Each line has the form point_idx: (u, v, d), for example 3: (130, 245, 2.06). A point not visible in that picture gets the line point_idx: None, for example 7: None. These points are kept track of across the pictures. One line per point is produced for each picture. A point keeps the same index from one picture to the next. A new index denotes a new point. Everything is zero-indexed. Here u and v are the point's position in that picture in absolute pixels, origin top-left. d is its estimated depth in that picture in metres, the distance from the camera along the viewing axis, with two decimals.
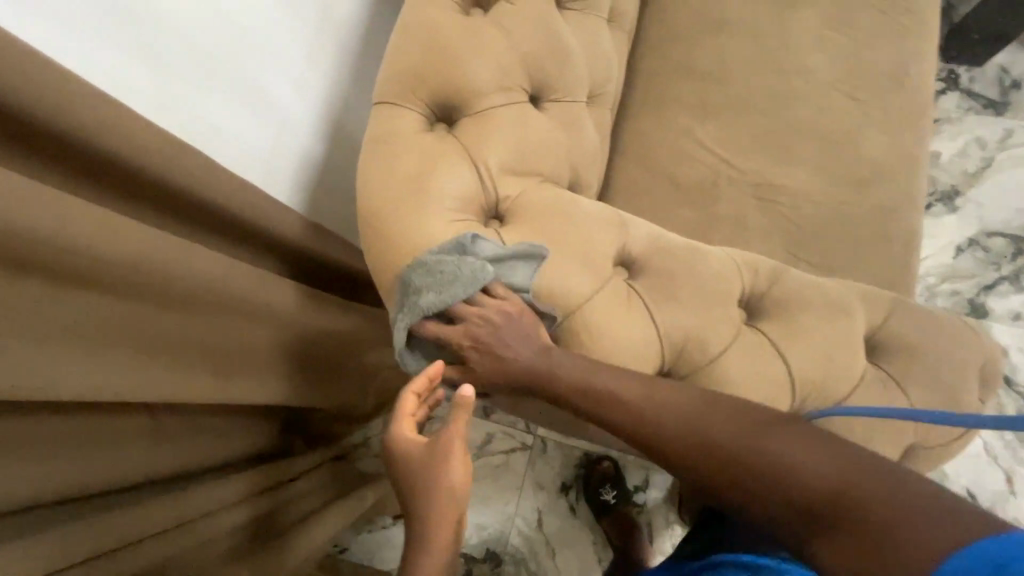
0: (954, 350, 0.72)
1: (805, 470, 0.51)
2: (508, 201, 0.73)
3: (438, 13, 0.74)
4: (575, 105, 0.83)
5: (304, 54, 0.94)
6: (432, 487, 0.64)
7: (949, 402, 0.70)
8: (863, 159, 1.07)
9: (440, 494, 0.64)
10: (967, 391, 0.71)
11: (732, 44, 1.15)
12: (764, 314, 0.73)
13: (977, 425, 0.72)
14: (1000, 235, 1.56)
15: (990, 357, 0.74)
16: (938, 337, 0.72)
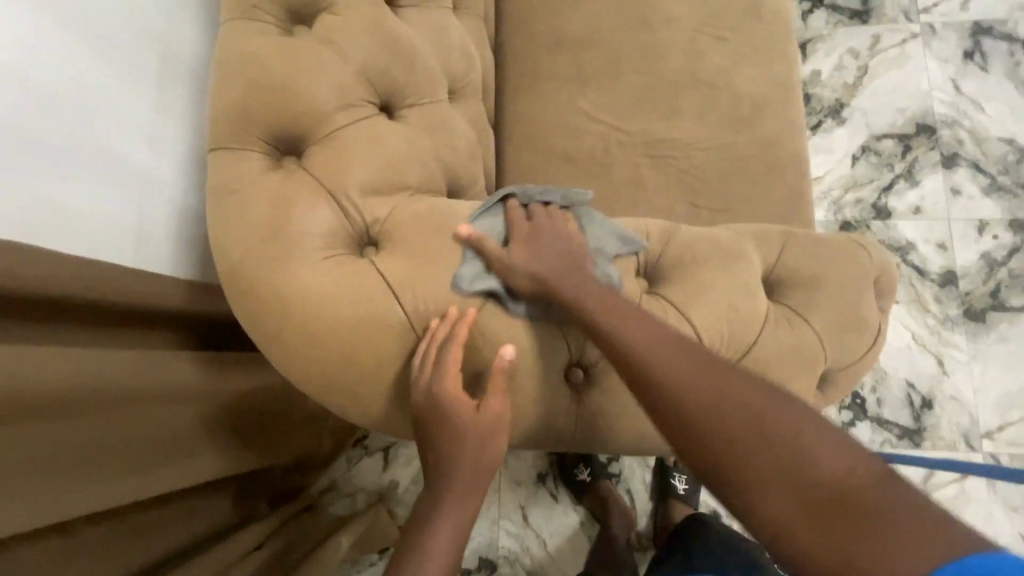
0: (848, 271, 0.73)
1: (771, 437, 0.51)
2: (380, 222, 0.67)
3: (257, 42, 0.68)
4: (435, 105, 0.78)
5: (150, 97, 0.82)
6: (476, 465, 0.65)
7: (852, 323, 0.71)
8: (740, 95, 1.07)
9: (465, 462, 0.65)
10: (867, 307, 0.73)
11: (593, 7, 1.13)
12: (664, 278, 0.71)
13: (883, 336, 0.74)
14: (888, 137, 1.63)
15: (883, 268, 0.76)
16: (830, 262, 0.73)
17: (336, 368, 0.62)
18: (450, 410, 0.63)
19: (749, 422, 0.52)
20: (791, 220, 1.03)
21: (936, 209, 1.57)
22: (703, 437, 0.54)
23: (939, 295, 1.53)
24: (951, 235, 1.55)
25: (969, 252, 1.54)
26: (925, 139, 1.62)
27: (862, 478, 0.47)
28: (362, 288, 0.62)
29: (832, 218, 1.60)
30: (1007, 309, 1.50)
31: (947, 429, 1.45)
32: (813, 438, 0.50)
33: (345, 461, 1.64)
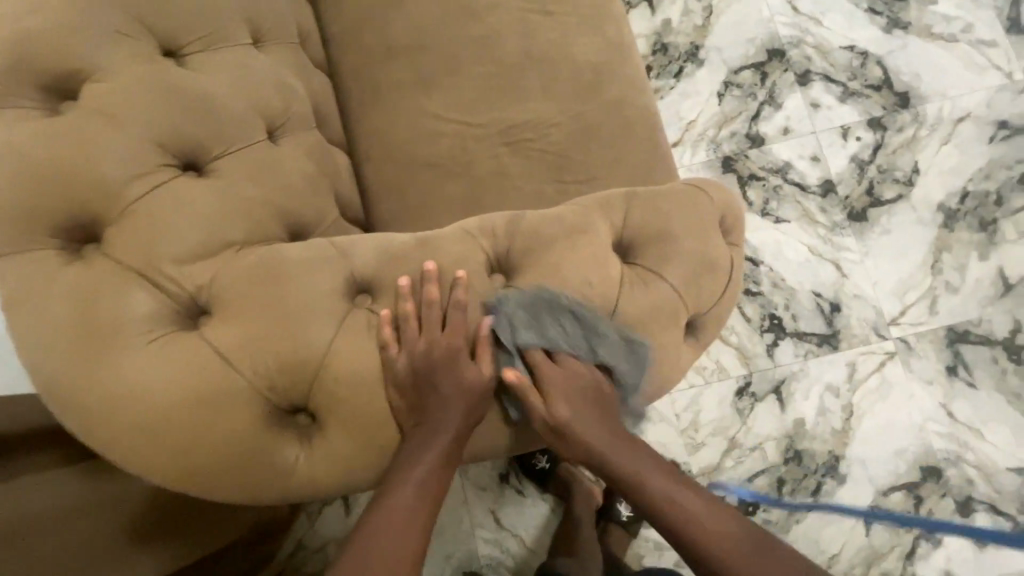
0: (691, 218, 0.75)
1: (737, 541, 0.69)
2: (206, 290, 0.63)
3: (18, 132, 0.63)
4: (249, 149, 0.75)
5: None
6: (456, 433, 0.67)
7: (703, 267, 0.74)
8: (577, 65, 1.08)
9: (443, 431, 0.66)
10: (714, 248, 0.75)
11: (415, 8, 1.10)
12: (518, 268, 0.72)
13: (736, 273, 0.77)
14: (745, 69, 1.69)
15: (723, 207, 0.79)
16: (672, 213, 0.75)
17: (186, 456, 0.59)
18: (417, 391, 0.66)
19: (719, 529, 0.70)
20: (654, 175, 1.05)
21: (802, 126, 1.65)
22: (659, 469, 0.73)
23: (823, 205, 1.61)
24: (820, 147, 1.63)
25: (840, 158, 1.63)
26: (778, 63, 1.69)
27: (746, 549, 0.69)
28: (193, 365, 0.59)
29: (714, 157, 1.65)
30: (884, 203, 1.59)
31: (857, 327, 1.54)
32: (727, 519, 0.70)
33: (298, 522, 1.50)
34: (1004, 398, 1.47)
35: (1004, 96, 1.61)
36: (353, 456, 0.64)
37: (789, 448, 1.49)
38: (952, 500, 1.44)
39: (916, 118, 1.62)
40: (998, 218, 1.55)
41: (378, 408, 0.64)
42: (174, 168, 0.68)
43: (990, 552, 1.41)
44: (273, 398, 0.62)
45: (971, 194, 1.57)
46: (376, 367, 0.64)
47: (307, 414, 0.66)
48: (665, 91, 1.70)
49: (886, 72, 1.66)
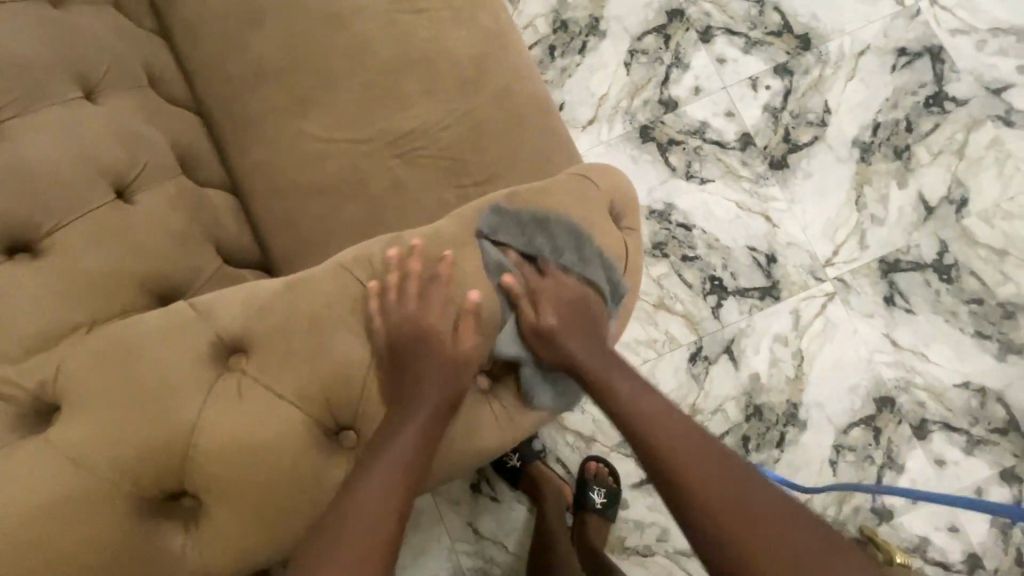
0: (573, 213, 0.80)
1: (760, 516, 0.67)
2: (52, 385, 0.61)
3: None
4: (90, 217, 0.68)
5: None
6: (431, 411, 0.69)
7: (589, 258, 0.80)
8: (457, 61, 1.03)
9: (420, 415, 0.68)
10: (600, 239, 0.81)
11: (276, 27, 1.03)
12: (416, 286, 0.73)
13: (629, 257, 0.82)
14: (648, 34, 1.67)
15: (612, 194, 0.84)
16: (553, 213, 0.80)
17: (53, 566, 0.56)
18: (394, 376, 0.70)
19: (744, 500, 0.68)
20: (556, 163, 1.01)
21: (712, 83, 1.64)
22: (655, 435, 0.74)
23: (744, 158, 1.60)
24: (732, 101, 1.63)
25: (753, 110, 1.62)
26: (679, 23, 1.67)
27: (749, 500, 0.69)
28: (49, 466, 0.57)
29: (631, 128, 1.63)
30: (801, 147, 1.60)
31: (795, 274, 1.55)
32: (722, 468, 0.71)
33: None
34: (942, 319, 1.51)
35: (900, 23, 1.63)
36: (241, 530, 0.63)
37: (748, 404, 1.50)
38: (908, 425, 1.47)
39: (820, 58, 1.63)
40: (911, 144, 1.58)
41: (261, 471, 0.63)
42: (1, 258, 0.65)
43: (950, 468, 1.45)
44: (142, 483, 0.60)
45: (882, 125, 1.59)
46: (253, 428, 0.63)
47: (191, 498, 0.65)
48: (572, 69, 1.66)
49: (785, 17, 1.65)
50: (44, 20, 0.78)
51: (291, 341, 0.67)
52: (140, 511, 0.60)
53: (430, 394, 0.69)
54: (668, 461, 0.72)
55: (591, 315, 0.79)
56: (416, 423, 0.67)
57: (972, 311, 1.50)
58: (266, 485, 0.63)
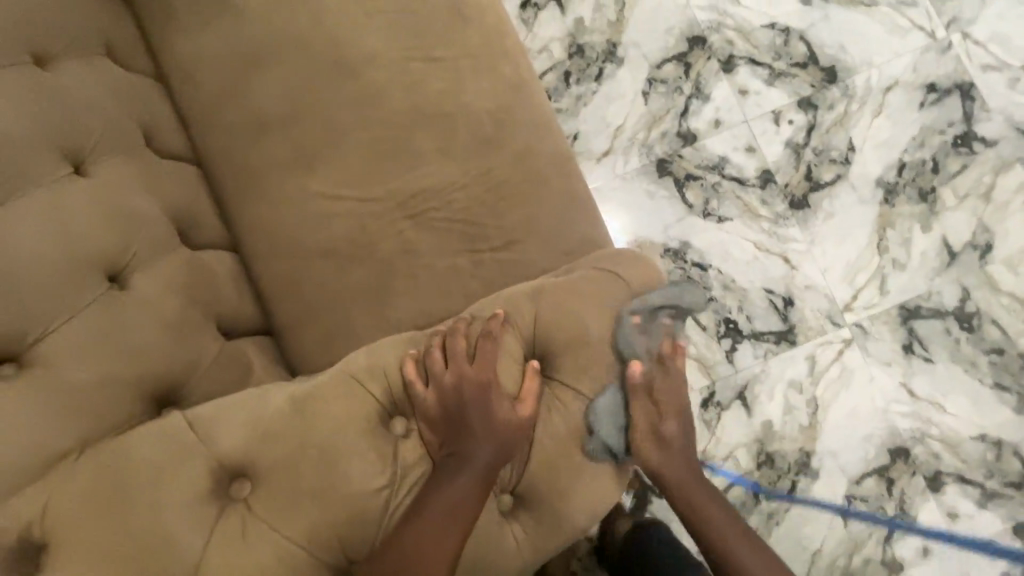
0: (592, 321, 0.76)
1: (739, 523, 0.81)
2: (43, 520, 0.57)
3: None
4: (80, 318, 0.64)
5: None
6: (478, 465, 0.67)
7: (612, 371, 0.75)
8: (475, 116, 0.97)
9: (470, 466, 0.67)
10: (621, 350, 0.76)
11: (281, 73, 0.97)
12: (445, 368, 0.70)
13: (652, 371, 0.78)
14: (667, 62, 1.60)
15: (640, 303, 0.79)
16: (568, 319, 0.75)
17: None
18: (443, 424, 0.69)
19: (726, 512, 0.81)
20: (575, 227, 0.96)
21: (733, 116, 1.57)
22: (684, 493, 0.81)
23: (764, 196, 1.55)
24: (754, 136, 1.56)
25: (775, 145, 1.56)
26: (700, 51, 1.60)
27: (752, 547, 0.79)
28: None
29: (647, 161, 1.57)
30: (823, 186, 1.54)
31: (812, 318, 1.51)
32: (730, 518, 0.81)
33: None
34: (961, 369, 1.47)
35: (930, 57, 1.56)
36: None
37: (760, 452, 1.47)
38: (922, 477, 1.44)
39: (846, 92, 1.56)
40: (936, 185, 1.52)
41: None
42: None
43: (963, 522, 1.42)
44: None
45: (907, 164, 1.53)
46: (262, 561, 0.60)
47: None
48: (587, 97, 1.59)
49: (810, 48, 1.58)
50: (28, 84, 0.71)
51: (300, 450, 0.64)
52: None
53: (474, 455, 0.67)
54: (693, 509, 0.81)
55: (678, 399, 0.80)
56: (463, 473, 0.66)
57: (993, 362, 1.47)
58: None
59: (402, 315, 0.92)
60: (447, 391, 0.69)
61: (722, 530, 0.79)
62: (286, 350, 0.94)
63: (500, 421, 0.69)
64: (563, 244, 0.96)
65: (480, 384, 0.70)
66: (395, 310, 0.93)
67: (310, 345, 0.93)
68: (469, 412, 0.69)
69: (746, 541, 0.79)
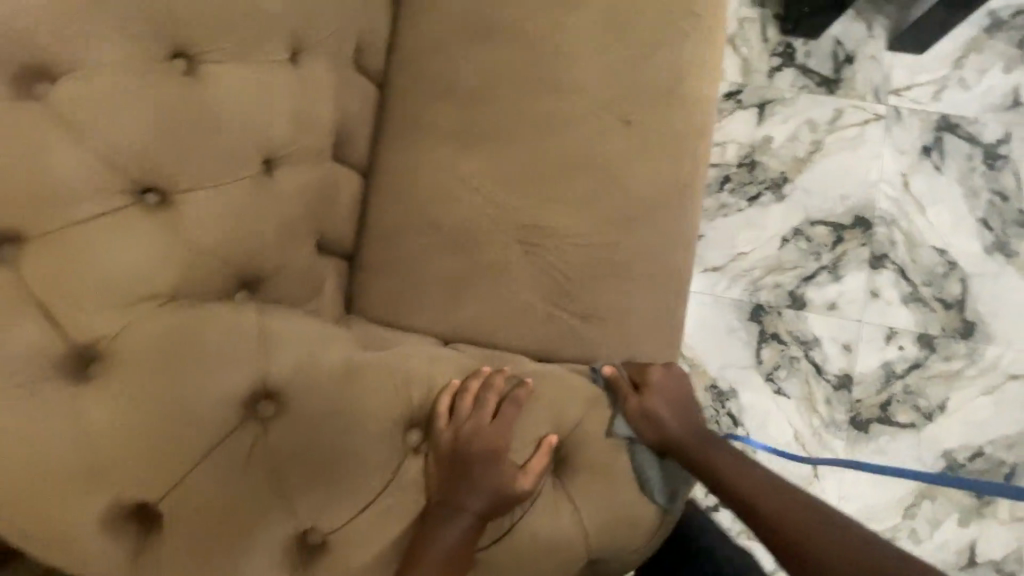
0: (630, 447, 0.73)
1: (814, 515, 0.62)
2: (106, 343, 0.59)
3: None
4: (225, 189, 0.68)
5: None
6: (466, 525, 0.64)
7: (623, 514, 0.70)
8: (631, 193, 0.98)
9: (459, 522, 0.64)
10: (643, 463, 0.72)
11: (496, 57, 1.00)
12: (468, 414, 0.68)
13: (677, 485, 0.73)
14: (822, 224, 1.54)
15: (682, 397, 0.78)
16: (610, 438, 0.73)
17: (17, 523, 0.54)
18: (446, 467, 0.66)
19: (792, 501, 0.64)
20: (649, 341, 0.96)
21: (850, 309, 1.52)
22: (734, 488, 0.67)
23: (830, 397, 1.49)
24: (858, 339, 1.50)
25: (872, 360, 1.50)
26: (858, 233, 1.53)
27: (843, 533, 0.60)
28: (59, 429, 0.55)
29: (746, 299, 1.54)
30: (891, 423, 1.47)
31: None
32: (804, 502, 0.64)
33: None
34: None
35: None
36: None
37: None
38: None
39: (969, 355, 1.48)
40: (998, 490, 1.44)
41: (233, 534, 0.59)
42: (131, 198, 0.62)
43: None
44: (124, 491, 0.57)
45: (984, 455, 1.45)
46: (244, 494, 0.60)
47: (148, 526, 0.59)
48: (730, 211, 1.56)
49: (962, 293, 1.50)
50: None
51: (336, 413, 0.64)
52: (99, 517, 0.56)
53: (467, 513, 0.64)
54: (750, 497, 0.66)
55: (677, 399, 0.76)
56: (451, 529, 0.63)
57: None
58: (218, 555, 0.58)
59: (462, 321, 0.96)
60: (461, 434, 0.67)
61: (794, 521, 0.62)
62: (353, 287, 0.98)
63: (498, 486, 0.66)
64: (632, 348, 0.96)
65: (494, 444, 0.67)
66: (460, 313, 0.96)
67: (375, 296, 0.97)
68: (476, 467, 0.66)
69: (834, 526, 0.61)
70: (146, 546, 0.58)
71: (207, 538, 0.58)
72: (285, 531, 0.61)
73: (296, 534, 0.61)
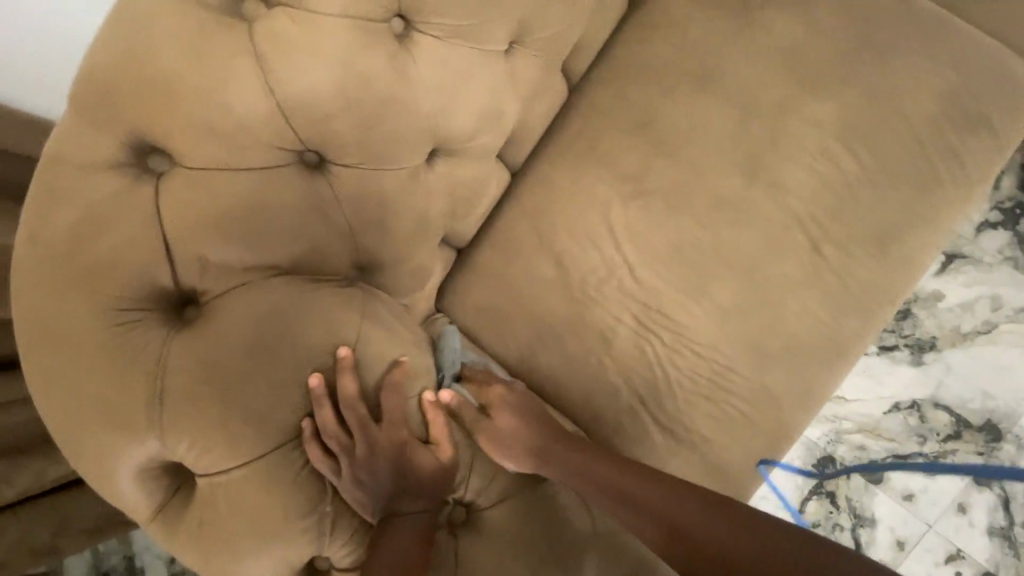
0: None
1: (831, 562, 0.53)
2: (215, 295, 0.56)
3: (190, 13, 0.51)
4: (380, 172, 0.60)
5: None
6: (416, 541, 0.56)
7: None
8: (779, 327, 0.85)
9: (406, 538, 0.56)
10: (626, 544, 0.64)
11: (708, 115, 0.87)
12: (362, 416, 0.56)
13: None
14: (945, 411, 1.35)
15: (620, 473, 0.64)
16: None
17: (72, 433, 0.53)
18: (377, 476, 0.56)
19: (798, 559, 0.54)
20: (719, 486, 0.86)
21: (926, 509, 1.33)
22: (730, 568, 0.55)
23: None
24: (918, 542, 1.32)
25: (920, 569, 1.32)
26: (981, 439, 1.33)
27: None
28: (139, 364, 0.53)
29: (822, 443, 1.37)
30: None
31: None
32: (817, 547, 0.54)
33: (125, 541, 1.16)
34: None
35: None
36: (186, 551, 0.56)
37: None
38: None
39: None
40: None
41: (246, 546, 0.54)
42: (292, 155, 0.56)
43: None
44: (165, 450, 0.54)
45: None
46: (267, 509, 0.54)
47: (181, 481, 0.58)
48: None
49: None
50: None
51: (405, 465, 0.57)
52: (140, 461, 0.54)
53: (415, 530, 0.56)
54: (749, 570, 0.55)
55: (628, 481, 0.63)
56: (401, 545, 0.55)
57: None
58: (220, 552, 0.54)
59: (541, 372, 0.87)
60: (454, 474, 0.60)
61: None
62: (449, 286, 0.90)
63: (438, 494, 0.59)
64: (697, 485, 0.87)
65: (409, 446, 0.58)
66: (542, 363, 0.86)
67: (467, 306, 0.89)
68: (412, 478, 0.58)
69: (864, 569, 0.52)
70: (166, 504, 0.57)
71: (218, 532, 0.54)
72: (291, 560, 0.56)
73: (305, 562, 0.58)
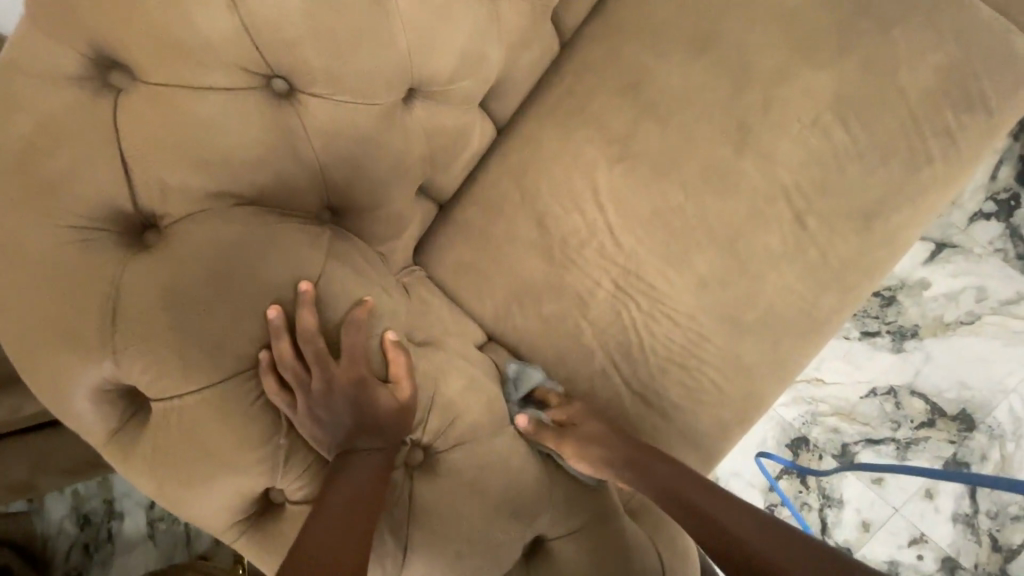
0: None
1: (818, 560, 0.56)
2: (174, 220, 0.55)
3: None
4: (351, 106, 0.59)
5: None
6: (367, 474, 0.56)
7: None
8: (756, 298, 0.85)
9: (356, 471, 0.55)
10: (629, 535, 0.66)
11: (700, 78, 0.84)
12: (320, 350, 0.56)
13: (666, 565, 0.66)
14: (921, 399, 1.36)
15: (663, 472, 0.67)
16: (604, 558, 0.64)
17: (24, 351, 0.53)
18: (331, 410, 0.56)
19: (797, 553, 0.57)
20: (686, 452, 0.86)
21: (894, 494, 1.35)
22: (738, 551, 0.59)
23: None
24: (883, 524, 1.34)
25: (883, 551, 1.34)
26: (954, 428, 1.34)
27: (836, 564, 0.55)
28: (93, 284, 0.52)
29: (796, 425, 1.38)
30: None
31: None
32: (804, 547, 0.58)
33: (104, 485, 1.16)
34: None
35: None
36: (139, 474, 0.56)
37: None
38: None
39: None
40: None
41: (199, 473, 0.54)
42: (258, 81, 0.55)
43: None
44: (119, 373, 0.53)
45: None
46: (219, 436, 0.54)
47: (137, 408, 0.57)
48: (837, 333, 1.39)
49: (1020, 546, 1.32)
50: None
51: (361, 401, 0.57)
52: (93, 383, 0.54)
53: (367, 467, 0.56)
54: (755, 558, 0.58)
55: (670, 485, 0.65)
56: (351, 478, 0.55)
57: None
58: (172, 477, 0.55)
59: (515, 330, 0.86)
60: (410, 415, 0.60)
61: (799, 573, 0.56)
62: (428, 240, 0.89)
63: (393, 433, 0.58)
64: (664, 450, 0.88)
65: (367, 384, 0.57)
66: (516, 321, 0.86)
67: (444, 261, 0.88)
68: (367, 414, 0.57)
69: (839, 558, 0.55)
70: (121, 430, 0.57)
71: (169, 457, 0.54)
72: (243, 489, 0.56)
73: (258, 494, 0.58)
